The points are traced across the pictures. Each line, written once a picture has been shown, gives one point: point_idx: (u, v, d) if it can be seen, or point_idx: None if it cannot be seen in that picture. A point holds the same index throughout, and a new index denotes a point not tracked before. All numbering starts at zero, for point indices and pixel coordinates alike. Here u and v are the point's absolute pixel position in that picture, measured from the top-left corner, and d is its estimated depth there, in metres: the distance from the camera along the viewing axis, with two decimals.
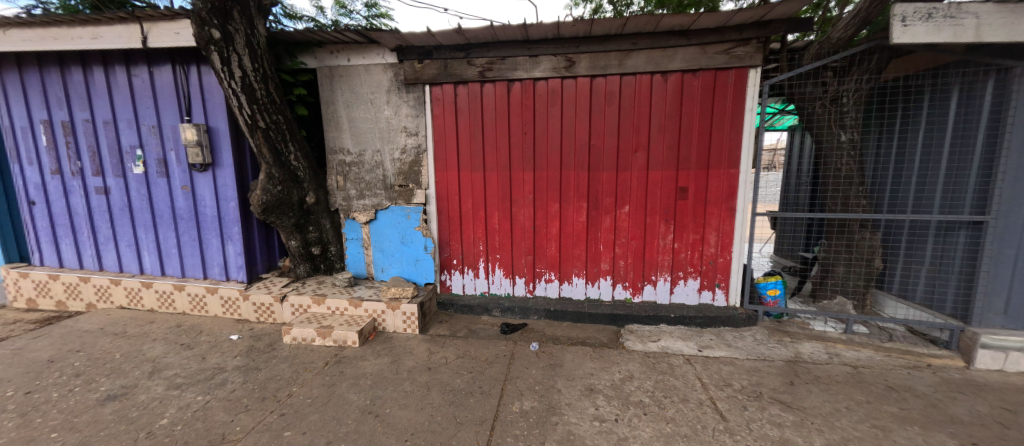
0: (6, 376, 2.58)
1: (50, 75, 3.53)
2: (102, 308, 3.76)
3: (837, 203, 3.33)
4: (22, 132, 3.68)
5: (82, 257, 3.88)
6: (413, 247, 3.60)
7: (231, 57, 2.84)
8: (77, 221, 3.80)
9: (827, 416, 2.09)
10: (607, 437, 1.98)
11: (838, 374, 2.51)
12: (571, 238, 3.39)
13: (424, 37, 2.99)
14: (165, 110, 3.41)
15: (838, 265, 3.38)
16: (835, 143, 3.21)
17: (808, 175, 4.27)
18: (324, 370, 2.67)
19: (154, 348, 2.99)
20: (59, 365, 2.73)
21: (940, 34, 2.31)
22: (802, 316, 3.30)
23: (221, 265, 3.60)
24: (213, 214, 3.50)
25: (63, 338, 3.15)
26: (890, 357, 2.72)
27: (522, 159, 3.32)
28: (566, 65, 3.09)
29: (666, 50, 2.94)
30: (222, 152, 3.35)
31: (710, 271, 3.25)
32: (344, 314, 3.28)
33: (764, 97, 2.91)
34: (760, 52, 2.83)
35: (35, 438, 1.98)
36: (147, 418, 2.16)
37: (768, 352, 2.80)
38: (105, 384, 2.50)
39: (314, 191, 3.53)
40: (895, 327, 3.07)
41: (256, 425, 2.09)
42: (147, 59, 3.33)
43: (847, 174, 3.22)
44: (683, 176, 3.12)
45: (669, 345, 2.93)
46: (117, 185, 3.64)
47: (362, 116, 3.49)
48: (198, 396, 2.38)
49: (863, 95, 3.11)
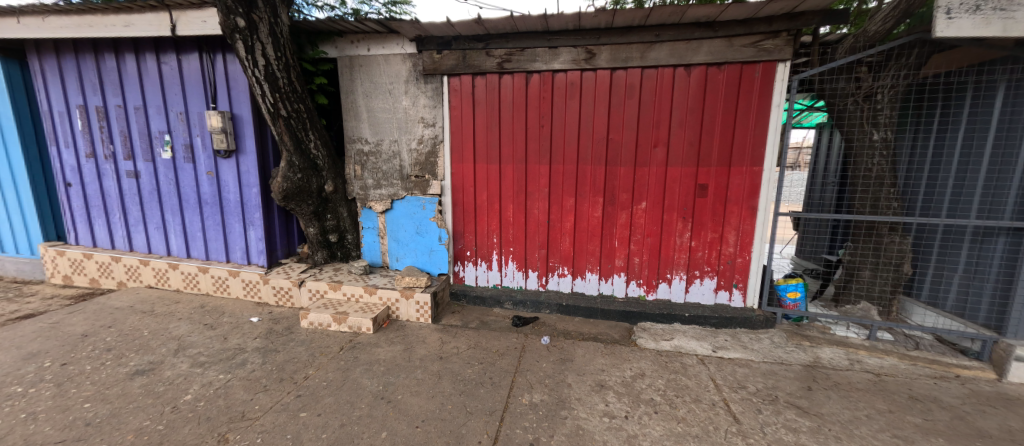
0: (44, 348, 2.73)
1: (86, 62, 3.66)
2: (132, 286, 3.93)
3: (865, 205, 3.19)
4: (59, 116, 3.85)
5: (113, 238, 4.05)
6: (427, 238, 3.64)
7: (255, 45, 2.89)
8: (110, 203, 3.97)
9: (846, 424, 2.03)
10: (616, 433, 1.97)
11: (859, 381, 2.43)
12: (586, 234, 3.36)
13: (444, 27, 2.98)
14: (191, 97, 3.51)
15: (863, 270, 3.26)
16: (867, 142, 3.06)
17: (835, 175, 4.10)
18: (339, 354, 2.73)
19: (179, 327, 3.11)
20: (91, 339, 2.88)
21: (988, 27, 2.18)
22: (823, 321, 3.20)
23: (243, 249, 3.70)
24: (236, 200, 3.60)
25: (96, 314, 3.31)
26: (916, 366, 2.62)
27: (539, 153, 3.29)
28: (587, 57, 3.03)
29: (690, 43, 2.86)
30: (245, 139, 3.43)
31: (728, 270, 3.18)
32: (359, 301, 3.34)
33: (793, 92, 2.79)
34: (790, 45, 2.72)
35: (70, 407, 2.10)
36: (172, 393, 2.25)
37: (785, 356, 2.73)
38: (134, 359, 2.62)
39: (332, 180, 3.59)
40: (922, 336, 2.96)
41: (274, 405, 2.16)
42: (176, 47, 3.43)
43: (878, 174, 3.08)
44: (703, 173, 3.04)
45: (682, 344, 2.89)
46: (146, 169, 3.77)
47: (380, 106, 3.51)
48: (220, 374, 2.47)
49: (899, 92, 2.95)
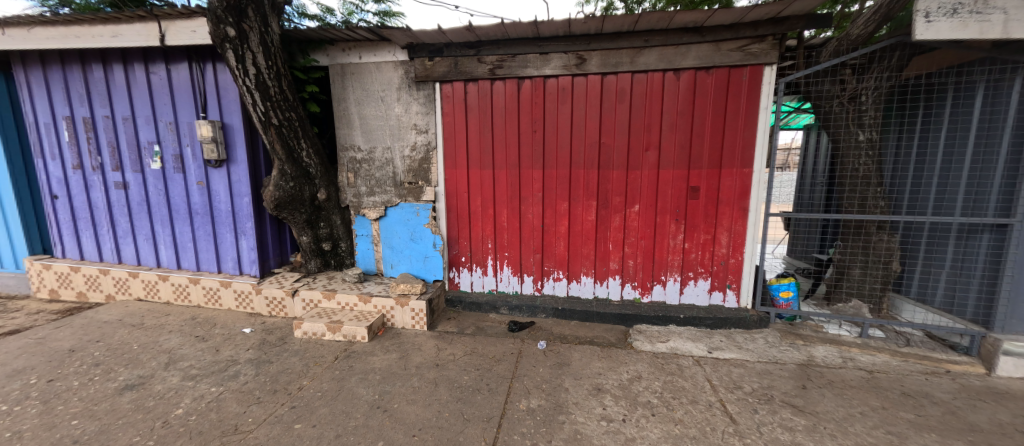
0: (30, 364, 2.66)
1: (73, 73, 3.62)
2: (120, 299, 3.86)
3: (853, 204, 3.24)
4: (45, 128, 3.79)
5: (102, 250, 3.98)
6: (422, 244, 3.62)
7: (246, 54, 2.88)
8: (97, 215, 3.91)
9: (841, 421, 2.05)
10: (614, 437, 1.97)
11: (853, 379, 2.45)
12: (580, 238, 3.37)
13: (435, 34, 3.00)
14: (181, 107, 3.48)
15: (853, 268, 3.32)
16: (853, 142, 3.12)
17: (824, 175, 4.16)
18: (334, 364, 2.70)
19: (170, 340, 3.06)
20: (79, 354, 2.82)
21: (965, 30, 2.24)
22: (816, 319, 3.23)
23: (235, 259, 3.67)
24: (227, 210, 3.57)
25: (84, 329, 3.24)
26: (907, 363, 2.65)
27: (532, 158, 3.31)
28: (577, 63, 3.06)
29: (679, 47, 2.90)
30: (237, 148, 3.41)
31: (722, 271, 3.20)
32: (353, 310, 3.31)
33: (780, 95, 2.84)
34: (776, 49, 2.78)
35: (56, 424, 2.05)
36: (163, 408, 2.21)
37: (780, 355, 2.75)
38: (123, 374, 2.57)
39: (325, 188, 3.58)
40: (913, 332, 3.01)
41: (268, 417, 2.13)
42: (165, 56, 3.40)
43: (865, 174, 3.13)
44: (694, 175, 3.08)
45: (678, 346, 2.90)
46: (135, 180, 3.73)
47: (373, 113, 3.51)
48: (212, 387, 2.43)
49: (883, 93, 3.01)
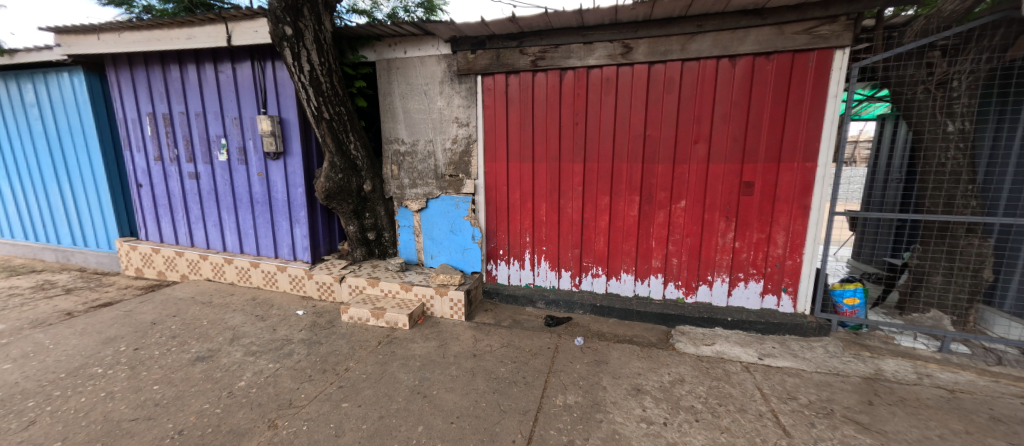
0: (120, 333, 3.02)
1: (154, 73, 4.00)
2: (192, 279, 4.27)
3: (937, 204, 2.88)
4: (132, 123, 4.23)
5: (177, 234, 4.40)
6: (461, 236, 3.69)
7: (301, 52, 3.04)
8: (174, 202, 4.32)
9: (914, 443, 1.85)
10: (655, 440, 1.90)
11: (929, 398, 2.21)
12: (621, 233, 3.27)
13: (478, 27, 3.00)
14: (244, 102, 3.74)
15: (935, 275, 2.94)
16: (940, 134, 2.77)
17: (900, 170, 3.77)
18: (377, 348, 2.83)
19: (234, 318, 3.34)
20: (159, 327, 3.15)
21: None
22: (885, 329, 2.94)
23: (290, 246, 3.92)
24: (283, 199, 3.82)
25: (164, 304, 3.62)
26: (998, 383, 2.34)
27: (573, 151, 3.24)
28: (623, 52, 2.95)
29: (736, 32, 2.70)
30: (292, 141, 3.63)
31: (776, 273, 2.99)
32: (395, 297, 3.44)
33: (852, 82, 2.58)
34: (850, 30, 2.50)
35: (141, 388, 2.31)
36: (228, 379, 2.42)
37: (842, 367, 2.53)
38: (195, 346, 2.84)
39: (371, 179, 3.73)
40: (1007, 350, 2.64)
41: (318, 394, 2.27)
42: (231, 56, 3.67)
43: (954, 169, 2.77)
44: (748, 170, 2.87)
45: (725, 350, 2.74)
46: (205, 171, 4.07)
47: (416, 107, 3.59)
48: (270, 363, 2.63)
49: (979, 77, 2.63)
